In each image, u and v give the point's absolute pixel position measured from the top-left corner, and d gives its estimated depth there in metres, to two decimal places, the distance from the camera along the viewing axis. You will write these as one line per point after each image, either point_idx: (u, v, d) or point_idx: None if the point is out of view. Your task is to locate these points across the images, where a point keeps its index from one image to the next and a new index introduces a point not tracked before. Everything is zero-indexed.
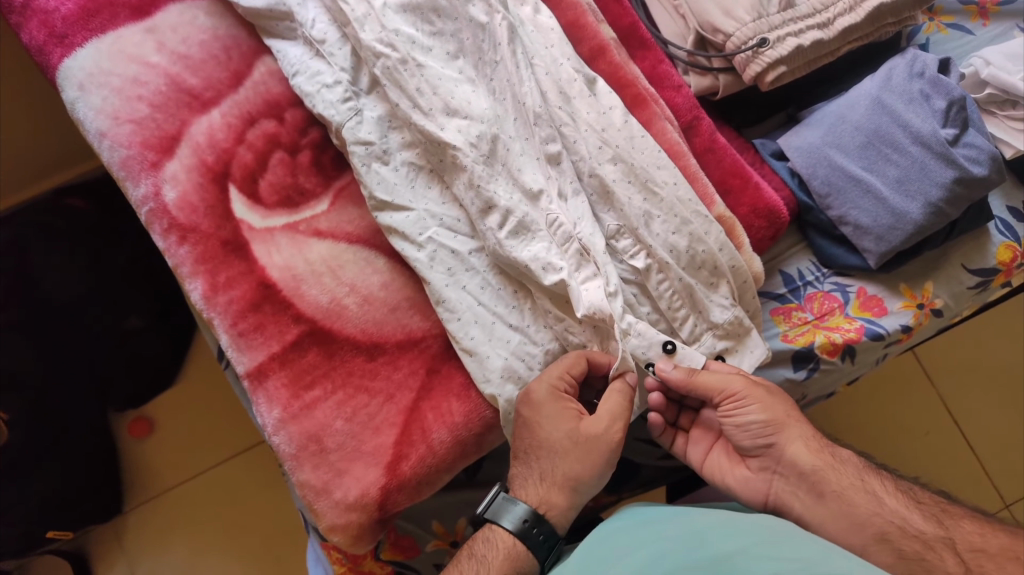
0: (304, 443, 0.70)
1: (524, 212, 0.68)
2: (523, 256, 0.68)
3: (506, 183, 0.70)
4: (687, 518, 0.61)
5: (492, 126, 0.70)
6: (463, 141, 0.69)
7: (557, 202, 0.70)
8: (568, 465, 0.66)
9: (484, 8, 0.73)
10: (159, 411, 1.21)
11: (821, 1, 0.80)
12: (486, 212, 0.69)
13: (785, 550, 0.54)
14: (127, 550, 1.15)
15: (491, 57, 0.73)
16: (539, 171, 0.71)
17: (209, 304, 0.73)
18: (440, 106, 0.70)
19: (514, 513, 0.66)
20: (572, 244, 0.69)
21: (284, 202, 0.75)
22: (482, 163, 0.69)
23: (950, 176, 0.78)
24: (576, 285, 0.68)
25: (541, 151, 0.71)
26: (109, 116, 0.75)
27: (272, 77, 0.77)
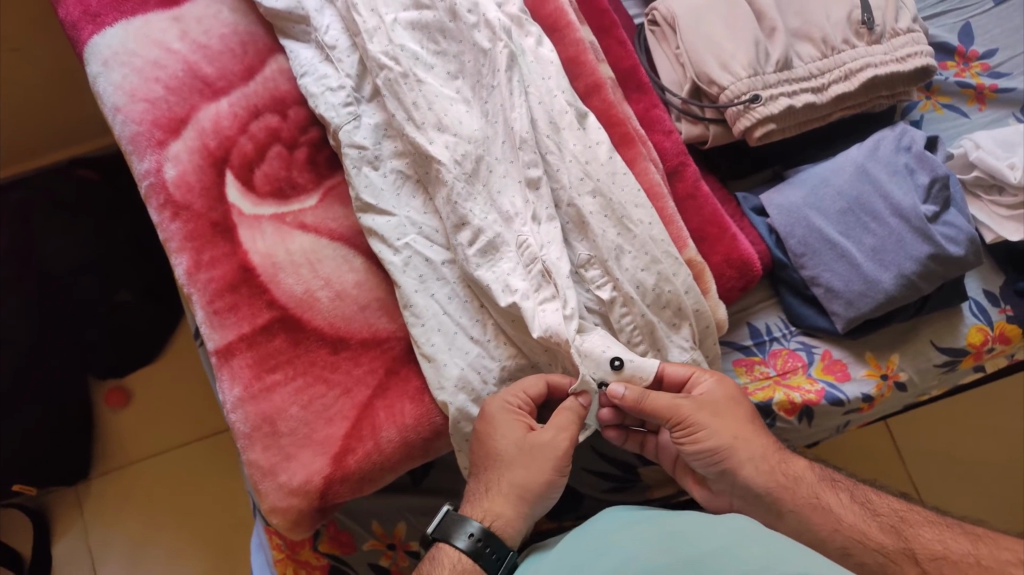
0: (258, 423, 0.73)
1: (494, 233, 0.71)
2: (486, 276, 0.70)
3: (483, 204, 0.72)
4: (648, 528, 0.63)
5: (478, 146, 0.73)
6: (449, 157, 0.72)
7: (529, 226, 0.72)
8: (514, 474, 0.66)
9: (488, 35, 0.76)
10: (137, 383, 1.28)
11: (818, 67, 0.83)
12: (461, 227, 0.72)
13: (746, 555, 0.56)
14: (86, 515, 1.21)
15: (488, 81, 0.75)
16: (518, 198, 0.73)
17: (190, 281, 0.76)
18: (432, 121, 0.73)
19: (464, 532, 0.64)
20: (536, 264, 0.71)
21: (275, 193, 0.79)
22: (463, 181, 0.72)
23: (925, 252, 0.80)
24: (534, 306, 0.69)
25: (522, 175, 0.73)
26: (125, 93, 0.79)
27: (282, 75, 0.82)
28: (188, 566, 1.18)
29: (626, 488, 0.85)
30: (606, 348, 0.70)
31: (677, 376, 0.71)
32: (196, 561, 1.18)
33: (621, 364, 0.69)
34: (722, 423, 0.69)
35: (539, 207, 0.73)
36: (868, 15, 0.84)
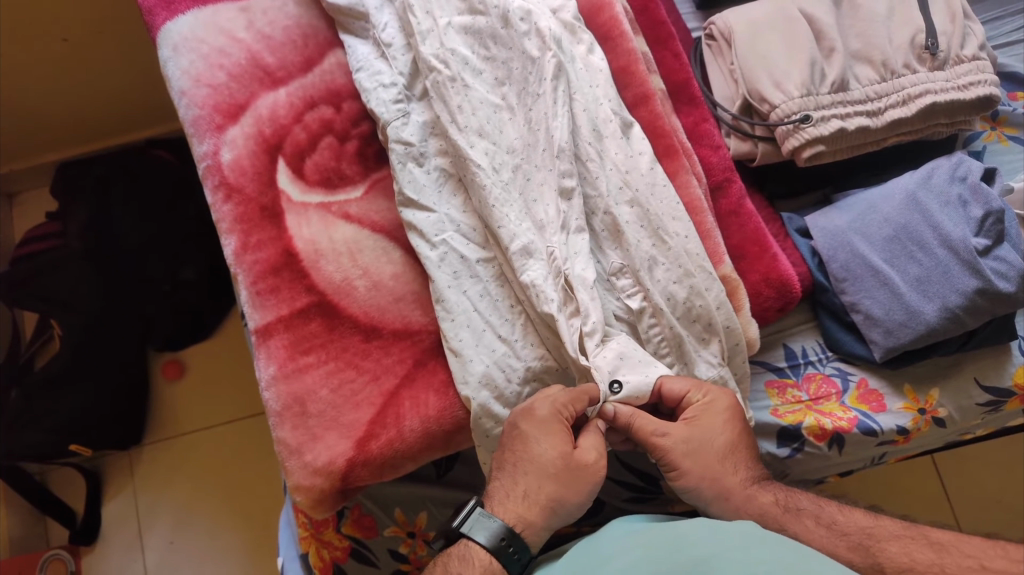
0: (288, 403, 0.75)
1: (528, 240, 0.72)
2: (525, 277, 0.72)
3: (519, 211, 0.73)
4: (659, 528, 0.64)
5: (517, 155, 0.75)
6: (487, 163, 0.74)
7: (560, 236, 0.73)
8: (547, 487, 0.65)
9: (538, 43, 0.78)
10: (191, 359, 1.33)
11: (876, 90, 0.81)
12: (498, 230, 0.72)
13: (759, 554, 0.56)
14: (136, 482, 1.26)
15: (534, 88, 0.77)
16: (551, 211, 0.74)
17: (237, 261, 0.79)
18: (474, 126, 0.75)
19: (489, 529, 0.64)
20: (560, 277, 0.72)
21: (323, 182, 0.81)
22: (500, 187, 0.73)
23: (972, 286, 0.77)
24: (563, 319, 0.71)
25: (557, 185, 0.75)
26: (191, 78, 0.83)
27: (340, 69, 0.85)
28: (230, 538, 1.23)
29: (648, 500, 0.84)
30: (612, 367, 0.70)
31: (674, 393, 0.70)
32: (235, 535, 1.23)
33: (618, 386, 0.69)
34: (692, 465, 0.67)
35: (569, 216, 0.74)
36: (932, 40, 0.81)
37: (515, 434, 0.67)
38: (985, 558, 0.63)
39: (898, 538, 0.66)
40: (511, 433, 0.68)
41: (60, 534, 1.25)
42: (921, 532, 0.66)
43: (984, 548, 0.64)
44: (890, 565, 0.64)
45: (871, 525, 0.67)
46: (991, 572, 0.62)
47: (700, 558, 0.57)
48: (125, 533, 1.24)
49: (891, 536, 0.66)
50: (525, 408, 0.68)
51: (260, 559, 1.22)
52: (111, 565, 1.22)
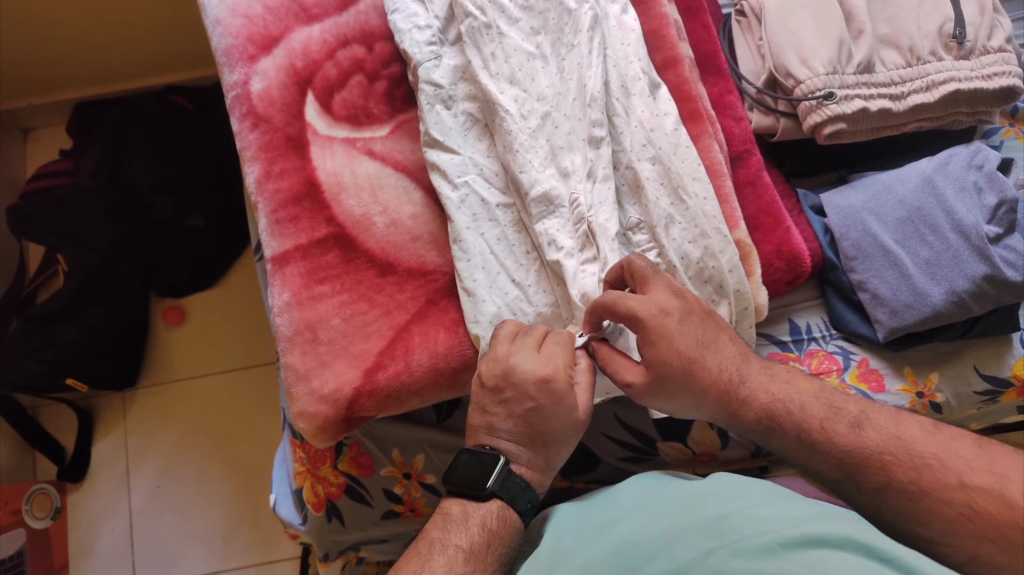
0: (300, 329, 0.76)
1: (549, 186, 0.73)
2: (539, 225, 0.73)
3: (543, 157, 0.74)
4: (671, 488, 0.67)
5: (546, 103, 0.76)
6: (515, 109, 0.75)
7: (586, 183, 0.74)
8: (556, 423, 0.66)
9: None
10: (191, 303, 1.33)
11: (900, 74, 0.82)
12: (519, 175, 0.74)
13: (777, 515, 0.59)
14: (128, 421, 1.27)
15: (569, 39, 0.78)
16: (577, 160, 0.75)
17: (259, 189, 0.80)
18: (505, 74, 0.76)
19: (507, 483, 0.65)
20: (583, 225, 0.73)
21: (350, 118, 0.82)
22: (526, 133, 0.74)
23: (981, 272, 0.78)
24: (575, 266, 0.72)
25: (587, 133, 0.76)
26: (227, 7, 0.84)
27: (374, 11, 0.86)
28: (217, 484, 1.23)
29: (644, 461, 0.85)
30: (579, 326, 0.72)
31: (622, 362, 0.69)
32: (222, 482, 1.23)
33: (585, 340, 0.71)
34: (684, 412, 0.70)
35: (597, 165, 0.75)
36: (960, 30, 0.83)
37: (529, 406, 0.65)
38: None
39: (878, 460, 0.64)
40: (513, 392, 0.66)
41: (48, 469, 1.24)
42: (904, 450, 0.63)
43: (969, 463, 0.61)
44: (870, 484, 0.64)
45: (854, 446, 0.65)
46: (971, 489, 0.60)
47: (718, 516, 0.60)
48: (113, 471, 1.24)
49: (873, 456, 0.64)
50: (541, 379, 0.65)
51: (241, 509, 1.22)
52: (95, 504, 1.23)
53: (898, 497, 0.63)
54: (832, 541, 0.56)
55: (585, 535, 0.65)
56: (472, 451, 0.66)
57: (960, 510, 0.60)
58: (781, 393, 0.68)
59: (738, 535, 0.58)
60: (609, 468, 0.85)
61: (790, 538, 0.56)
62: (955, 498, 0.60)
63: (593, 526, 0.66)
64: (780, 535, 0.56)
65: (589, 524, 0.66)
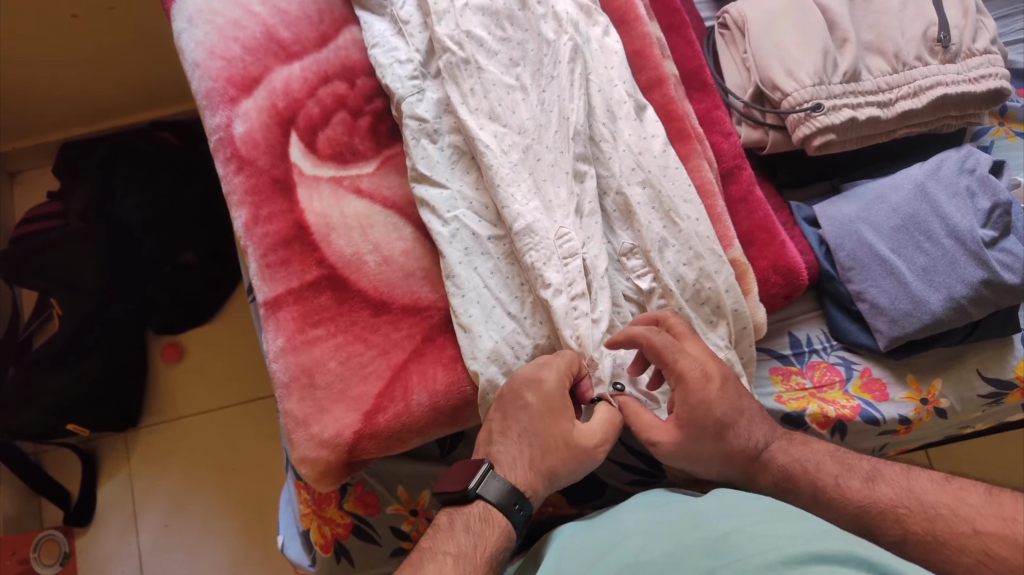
0: (296, 374, 0.76)
1: (531, 221, 0.72)
2: (527, 257, 0.72)
3: (527, 191, 0.73)
4: (677, 505, 0.67)
5: (527, 136, 0.75)
6: (496, 145, 0.74)
7: (573, 219, 0.74)
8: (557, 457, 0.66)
9: (555, 26, 0.80)
10: (190, 340, 1.32)
11: (886, 81, 0.82)
12: (503, 211, 0.73)
13: (781, 532, 0.59)
14: (131, 463, 1.25)
15: (548, 71, 0.78)
16: (562, 192, 0.74)
17: (247, 233, 0.79)
18: (485, 108, 0.75)
19: (492, 487, 0.65)
20: (576, 261, 0.72)
21: (335, 156, 0.81)
22: (508, 167, 0.74)
23: (978, 277, 0.78)
24: (566, 303, 0.71)
25: (571, 168, 0.75)
26: (205, 50, 0.83)
27: (354, 45, 0.85)
28: (224, 523, 1.22)
29: (651, 483, 0.84)
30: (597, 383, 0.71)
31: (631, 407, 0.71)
32: (231, 519, 1.23)
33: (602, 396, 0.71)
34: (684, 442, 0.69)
35: (583, 201, 0.75)
36: (944, 33, 0.82)
37: (520, 403, 0.67)
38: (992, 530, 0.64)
39: (892, 513, 0.65)
40: (513, 402, 0.68)
41: (53, 513, 1.23)
42: (916, 501, 0.65)
43: (980, 510, 0.63)
44: (887, 538, 0.65)
45: (868, 501, 0.67)
46: (984, 535, 0.61)
47: (723, 533, 0.60)
48: (118, 514, 1.23)
49: (887, 509, 0.66)
50: (531, 378, 0.68)
51: (252, 544, 1.21)
52: (104, 547, 1.21)
53: (916, 546, 0.64)
54: (836, 557, 0.56)
55: (586, 560, 0.64)
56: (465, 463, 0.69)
57: (976, 557, 0.61)
58: (798, 453, 0.70)
59: (742, 552, 0.58)
60: (615, 492, 0.85)
61: (796, 555, 0.56)
62: (969, 544, 0.61)
63: (595, 548, 0.65)
64: (783, 553, 0.56)
65: (587, 549, 0.65)
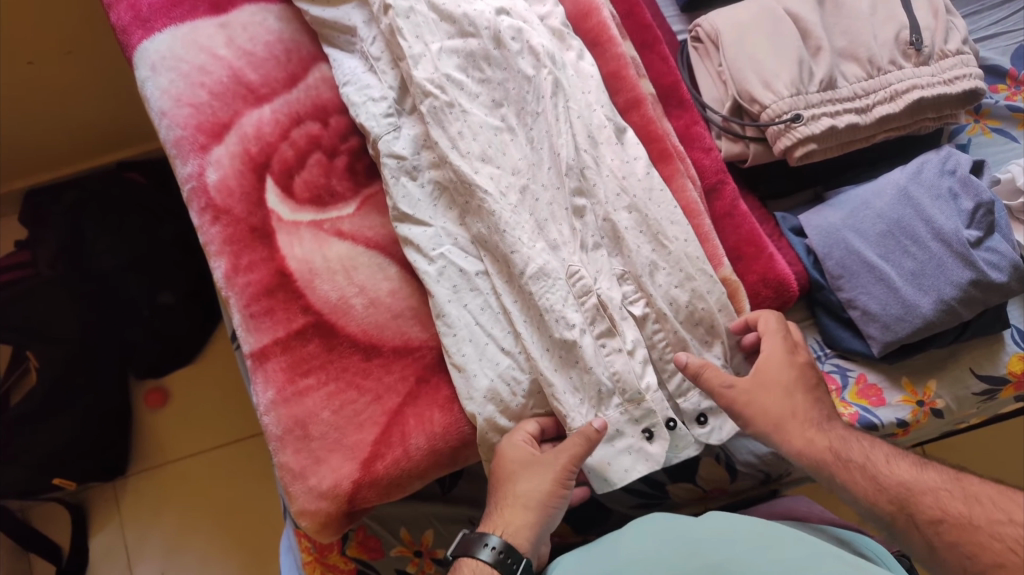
0: (289, 427, 0.74)
1: (544, 261, 0.70)
2: (543, 301, 0.70)
3: (531, 232, 0.72)
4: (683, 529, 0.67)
5: (523, 175, 0.74)
6: (494, 188, 0.72)
7: (580, 254, 0.73)
8: (541, 486, 0.67)
9: (532, 61, 0.77)
10: (174, 382, 1.28)
11: (863, 87, 0.81)
12: (511, 256, 0.71)
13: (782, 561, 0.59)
14: (121, 514, 1.21)
15: (532, 107, 0.76)
16: (565, 230, 0.73)
17: (228, 284, 0.77)
18: (477, 152, 0.74)
19: (485, 545, 0.65)
20: (590, 298, 0.71)
21: (314, 199, 0.80)
22: (509, 210, 0.72)
23: (966, 278, 0.78)
24: (593, 342, 0.71)
25: (569, 203, 0.74)
26: (171, 98, 0.81)
27: (325, 84, 0.84)
28: (224, 566, 1.18)
29: (655, 505, 0.84)
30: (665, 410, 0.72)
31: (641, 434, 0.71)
32: (229, 560, 1.19)
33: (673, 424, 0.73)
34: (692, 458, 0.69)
35: (586, 235, 0.74)
36: (916, 36, 0.82)
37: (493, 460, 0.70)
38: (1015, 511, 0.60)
39: (932, 493, 0.63)
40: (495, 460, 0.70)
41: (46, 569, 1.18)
42: (961, 488, 0.63)
43: (1022, 503, 0.61)
44: (922, 517, 0.63)
45: (912, 479, 0.65)
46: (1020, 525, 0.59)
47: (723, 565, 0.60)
48: (114, 566, 1.18)
49: (927, 490, 0.64)
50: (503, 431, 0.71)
51: None
52: None
53: (951, 530, 0.61)
54: None
55: None
56: (466, 534, 0.67)
57: (1008, 544, 0.59)
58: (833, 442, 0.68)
59: None
60: (621, 518, 0.84)
61: None
62: (1003, 532, 0.59)
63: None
64: None
65: None
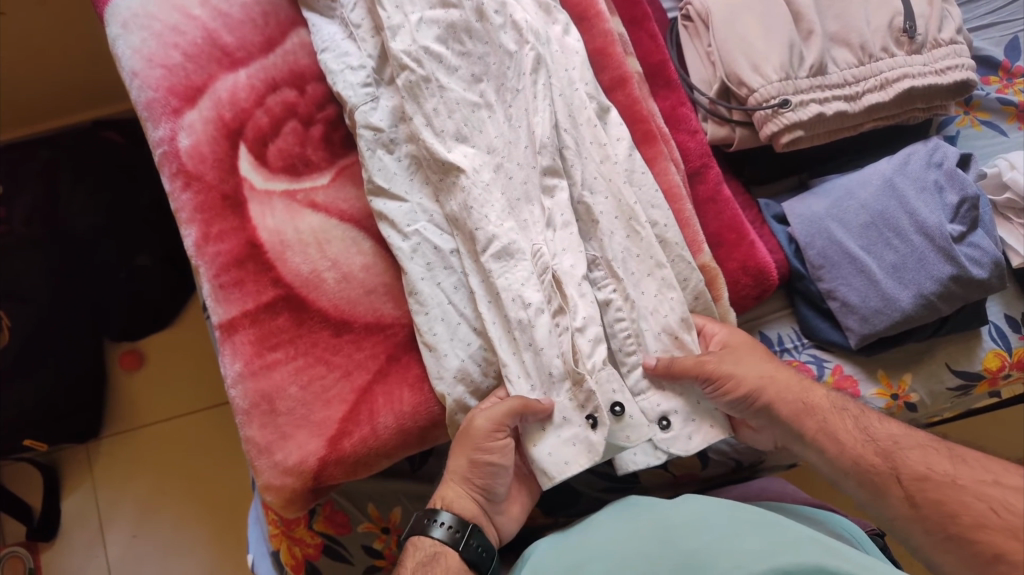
0: (256, 401, 0.72)
1: (508, 239, 0.69)
2: (500, 281, 0.69)
3: (501, 211, 0.70)
4: (655, 514, 0.67)
5: (497, 153, 0.72)
6: (467, 165, 0.71)
7: (545, 233, 0.71)
8: (461, 461, 0.67)
9: (515, 36, 0.75)
10: (149, 346, 1.27)
11: (853, 74, 0.80)
12: (476, 233, 0.69)
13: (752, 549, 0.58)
14: (93, 477, 1.20)
15: (513, 83, 0.75)
16: (535, 211, 0.72)
17: (199, 253, 0.76)
18: (452, 128, 0.72)
19: (436, 523, 0.66)
20: (548, 274, 0.69)
21: (288, 168, 0.78)
22: (480, 186, 0.70)
23: (948, 273, 0.77)
24: (549, 323, 0.68)
25: (541, 184, 0.73)
26: (144, 58, 0.79)
27: (303, 49, 0.81)
28: (194, 532, 1.18)
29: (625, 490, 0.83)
30: (614, 390, 0.68)
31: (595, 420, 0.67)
32: (199, 526, 1.18)
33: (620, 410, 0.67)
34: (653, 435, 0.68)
35: (554, 213, 0.72)
36: (910, 23, 0.80)
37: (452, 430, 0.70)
38: (1002, 474, 0.61)
39: (921, 451, 0.64)
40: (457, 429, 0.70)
41: (16, 529, 1.18)
42: (946, 446, 0.64)
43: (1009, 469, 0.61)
44: (907, 474, 0.63)
45: (902, 434, 0.65)
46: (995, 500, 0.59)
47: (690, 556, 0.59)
48: (85, 529, 1.18)
49: (914, 444, 0.64)
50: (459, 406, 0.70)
51: (226, 549, 1.17)
52: (70, 561, 1.16)
53: (936, 488, 0.61)
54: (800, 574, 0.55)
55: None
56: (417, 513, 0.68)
57: (989, 505, 0.59)
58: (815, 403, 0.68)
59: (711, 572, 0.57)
60: (591, 501, 0.82)
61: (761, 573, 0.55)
62: (987, 491, 0.60)
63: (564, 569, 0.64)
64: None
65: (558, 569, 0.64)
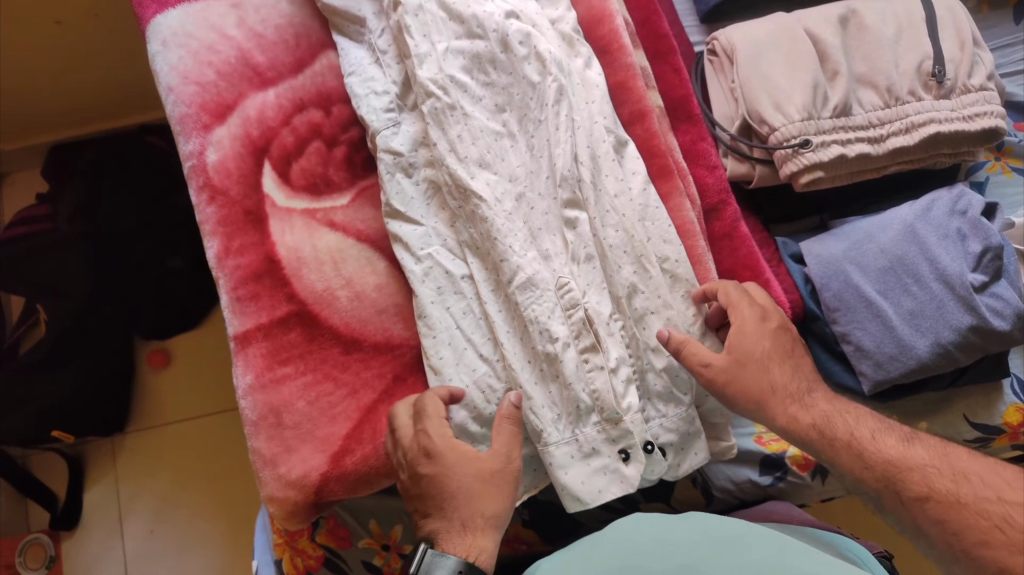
0: (264, 413, 0.74)
1: (533, 271, 0.70)
2: (528, 312, 0.70)
3: (524, 242, 0.71)
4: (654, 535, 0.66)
5: (519, 183, 0.73)
6: (490, 194, 0.72)
7: (569, 267, 0.71)
8: (498, 501, 0.65)
9: (538, 67, 0.76)
10: (179, 346, 1.30)
11: (878, 116, 0.79)
12: (501, 264, 0.70)
13: None
14: (116, 469, 1.24)
15: (535, 114, 0.75)
16: (557, 242, 0.72)
17: (219, 265, 0.77)
18: (475, 156, 0.73)
19: (450, 571, 0.60)
20: (577, 311, 0.70)
21: (309, 187, 0.80)
22: (504, 217, 0.71)
23: (966, 323, 0.76)
24: (575, 358, 0.70)
25: (560, 216, 0.73)
26: (178, 74, 0.81)
27: (331, 72, 0.84)
28: (206, 528, 1.21)
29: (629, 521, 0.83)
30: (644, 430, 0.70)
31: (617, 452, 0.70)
32: (212, 524, 1.21)
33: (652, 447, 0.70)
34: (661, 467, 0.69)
35: (578, 247, 0.72)
36: (939, 67, 0.79)
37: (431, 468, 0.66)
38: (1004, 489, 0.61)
39: (921, 466, 0.64)
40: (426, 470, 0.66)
41: (41, 518, 1.21)
42: (944, 462, 0.64)
43: (1011, 481, 0.61)
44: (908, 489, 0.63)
45: (905, 447, 0.65)
46: (1006, 504, 0.60)
47: None
48: (105, 519, 1.21)
49: (913, 465, 0.64)
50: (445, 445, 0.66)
51: (238, 553, 1.20)
52: (89, 550, 1.20)
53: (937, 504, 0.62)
54: None
55: None
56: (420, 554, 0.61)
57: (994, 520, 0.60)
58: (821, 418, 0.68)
59: None
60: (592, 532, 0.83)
61: None
62: (990, 510, 0.60)
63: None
64: None
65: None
